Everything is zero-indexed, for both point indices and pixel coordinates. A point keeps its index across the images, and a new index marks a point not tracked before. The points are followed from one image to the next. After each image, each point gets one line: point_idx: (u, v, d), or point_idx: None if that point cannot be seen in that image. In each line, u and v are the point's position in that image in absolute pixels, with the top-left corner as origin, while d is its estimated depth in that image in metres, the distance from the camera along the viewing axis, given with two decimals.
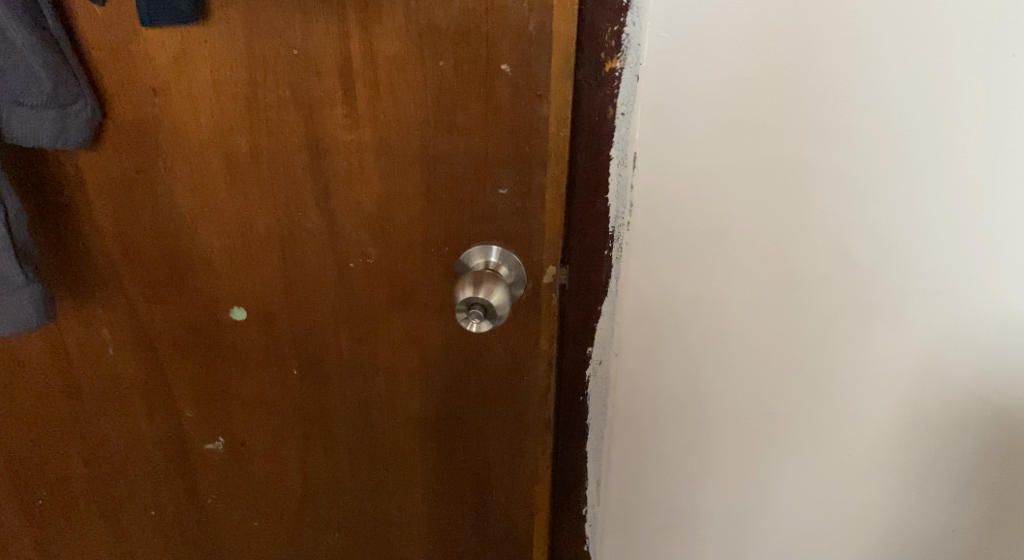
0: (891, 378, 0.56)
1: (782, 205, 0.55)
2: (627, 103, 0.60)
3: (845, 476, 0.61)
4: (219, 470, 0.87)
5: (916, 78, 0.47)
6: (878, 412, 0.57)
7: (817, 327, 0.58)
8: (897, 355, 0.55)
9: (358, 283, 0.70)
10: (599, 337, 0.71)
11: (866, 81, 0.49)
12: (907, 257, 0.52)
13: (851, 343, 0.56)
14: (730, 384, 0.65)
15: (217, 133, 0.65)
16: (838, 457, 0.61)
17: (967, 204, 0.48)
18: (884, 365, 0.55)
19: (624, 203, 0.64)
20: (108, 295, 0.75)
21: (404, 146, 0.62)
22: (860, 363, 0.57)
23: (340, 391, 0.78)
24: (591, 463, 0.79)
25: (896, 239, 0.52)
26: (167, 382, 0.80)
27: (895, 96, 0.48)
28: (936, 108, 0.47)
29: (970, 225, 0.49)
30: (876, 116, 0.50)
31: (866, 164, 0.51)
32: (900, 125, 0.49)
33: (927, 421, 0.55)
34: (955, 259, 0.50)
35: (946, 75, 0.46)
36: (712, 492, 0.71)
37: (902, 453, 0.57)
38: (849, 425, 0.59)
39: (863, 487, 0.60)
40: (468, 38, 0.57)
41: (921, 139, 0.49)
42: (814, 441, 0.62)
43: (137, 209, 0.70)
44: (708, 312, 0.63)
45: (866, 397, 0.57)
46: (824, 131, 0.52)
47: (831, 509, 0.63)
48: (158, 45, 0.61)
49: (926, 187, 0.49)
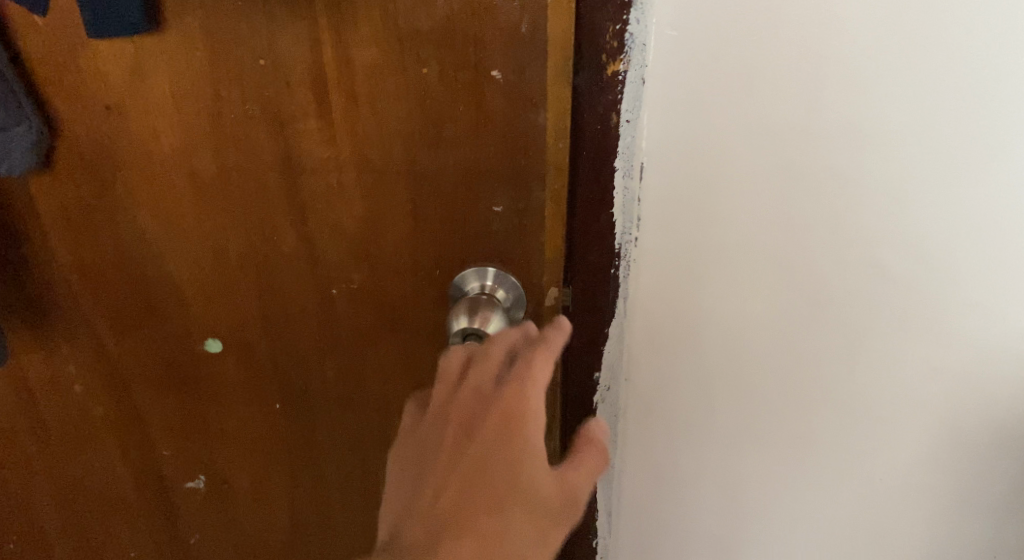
0: (923, 396, 0.52)
1: (808, 218, 0.50)
2: (632, 109, 0.52)
3: (872, 490, 0.58)
4: (202, 509, 0.81)
5: (924, 87, 0.44)
6: (911, 428, 0.54)
7: (840, 345, 0.53)
8: (934, 369, 0.51)
9: (343, 312, 0.65)
10: (607, 360, 0.63)
11: (873, 86, 0.45)
12: (934, 264, 0.48)
13: (876, 361, 0.53)
14: (755, 409, 0.59)
15: (181, 152, 0.59)
16: (875, 476, 0.57)
17: (985, 206, 0.45)
18: (911, 380, 0.52)
19: (631, 217, 0.56)
20: (71, 329, 0.69)
21: (388, 162, 0.57)
22: (890, 381, 0.53)
23: (327, 425, 0.72)
24: (603, 494, 0.70)
25: (925, 250, 0.48)
26: (140, 420, 0.74)
27: (902, 98, 0.44)
28: (941, 120, 0.44)
29: (993, 232, 0.46)
30: (883, 121, 0.45)
31: (881, 173, 0.47)
32: (911, 138, 0.45)
33: (967, 440, 0.53)
34: (981, 270, 0.47)
35: (944, 77, 0.43)
36: (737, 522, 0.65)
37: (939, 469, 0.55)
38: (880, 441, 0.55)
39: (899, 506, 0.57)
40: (455, 43, 0.52)
41: (928, 150, 0.45)
42: (836, 459, 0.58)
43: (98, 237, 0.64)
44: (729, 333, 0.57)
45: (894, 413, 0.54)
46: (834, 136, 0.47)
47: (867, 527, 0.60)
48: (110, 58, 0.55)
49: (938, 192, 0.46)
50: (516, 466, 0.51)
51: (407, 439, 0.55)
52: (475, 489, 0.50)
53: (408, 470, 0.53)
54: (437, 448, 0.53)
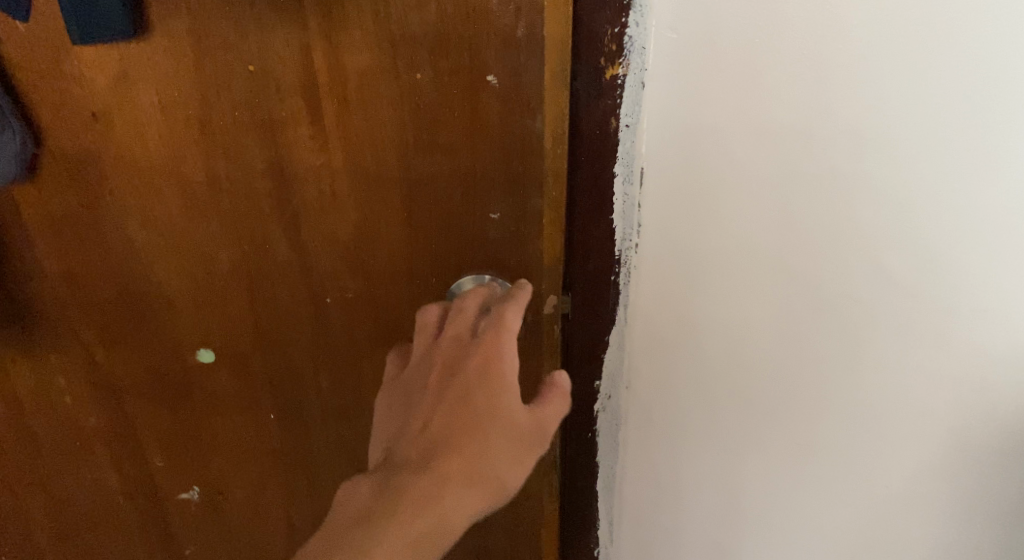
0: (927, 417, 0.48)
1: (809, 225, 0.47)
2: (632, 113, 0.51)
3: (885, 518, 0.53)
4: (197, 521, 0.80)
5: (925, 82, 0.40)
6: (918, 451, 0.49)
7: (842, 359, 0.50)
8: (946, 396, 0.46)
9: (338, 321, 0.64)
10: (607, 367, 0.64)
11: (868, 85, 0.41)
12: (949, 282, 0.43)
13: (880, 379, 0.49)
14: (758, 419, 0.57)
15: (169, 160, 0.58)
16: (882, 503, 0.53)
17: (1007, 217, 0.40)
18: (920, 406, 0.48)
19: (631, 223, 0.55)
20: (60, 340, 0.68)
21: (381, 169, 0.56)
22: (895, 403, 0.49)
23: (323, 435, 0.71)
24: (603, 502, 0.71)
25: (938, 266, 0.43)
26: (132, 431, 0.73)
27: (901, 98, 0.41)
28: (941, 118, 0.40)
29: (1020, 246, 0.40)
30: (883, 123, 0.42)
31: (884, 180, 0.43)
32: (912, 140, 0.41)
33: (987, 478, 0.47)
34: (1007, 291, 0.41)
35: (948, 72, 0.39)
36: (743, 536, 0.63)
37: (960, 505, 0.49)
38: (885, 467, 0.51)
39: (909, 540, 0.53)
40: (449, 47, 0.51)
41: (938, 155, 0.41)
42: (843, 480, 0.54)
43: (86, 248, 0.62)
44: (732, 341, 0.55)
45: (901, 438, 0.50)
46: (833, 139, 0.44)
47: (874, 558, 0.56)
48: (94, 65, 0.54)
49: (951, 202, 0.41)
50: (491, 393, 0.51)
51: (394, 390, 0.56)
52: (454, 413, 0.50)
53: (395, 416, 0.53)
54: (420, 389, 0.53)
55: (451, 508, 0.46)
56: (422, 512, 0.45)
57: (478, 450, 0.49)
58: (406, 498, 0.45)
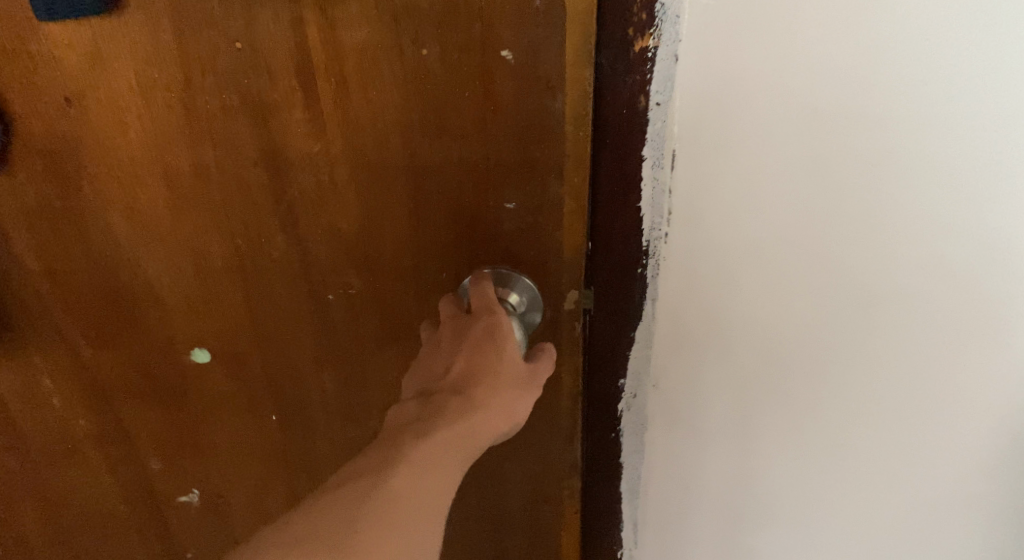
0: (971, 409, 0.46)
1: (847, 213, 0.42)
2: (663, 90, 0.44)
3: (922, 504, 0.52)
4: (197, 524, 0.76)
5: (938, 62, 0.36)
6: (958, 446, 0.48)
7: (876, 353, 0.46)
8: (991, 382, 0.44)
9: (340, 319, 0.59)
10: (633, 365, 0.57)
11: (889, 62, 0.37)
12: (1009, 265, 0.40)
13: (921, 369, 0.46)
14: (790, 420, 0.52)
15: (152, 150, 0.53)
16: (929, 488, 0.51)
17: None
18: (968, 393, 0.45)
19: (660, 212, 0.49)
20: (45, 341, 0.63)
21: (385, 155, 0.51)
22: (940, 391, 0.46)
23: (328, 437, 0.67)
24: (628, 502, 0.65)
25: (994, 250, 0.40)
26: (126, 434, 0.69)
27: (918, 76, 0.37)
28: (969, 119, 0.37)
29: None
30: (911, 103, 0.38)
31: (923, 161, 0.39)
32: (945, 138, 0.38)
33: None
34: None
35: (941, 45, 0.36)
36: (773, 533, 0.59)
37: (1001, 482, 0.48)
38: (932, 454, 0.49)
39: (953, 519, 0.51)
40: (458, 19, 0.46)
41: (964, 135, 0.38)
42: (880, 480, 0.52)
43: (66, 244, 0.58)
44: (762, 339, 0.49)
45: (946, 425, 0.47)
46: (867, 120, 0.39)
47: (916, 538, 0.54)
48: (65, 44, 0.49)
49: (1004, 180, 0.38)
50: (502, 341, 0.50)
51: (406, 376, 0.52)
52: (470, 360, 0.48)
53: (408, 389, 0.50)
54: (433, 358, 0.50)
55: (480, 422, 0.47)
56: (457, 425, 0.46)
57: (498, 378, 0.48)
58: (445, 414, 0.46)
